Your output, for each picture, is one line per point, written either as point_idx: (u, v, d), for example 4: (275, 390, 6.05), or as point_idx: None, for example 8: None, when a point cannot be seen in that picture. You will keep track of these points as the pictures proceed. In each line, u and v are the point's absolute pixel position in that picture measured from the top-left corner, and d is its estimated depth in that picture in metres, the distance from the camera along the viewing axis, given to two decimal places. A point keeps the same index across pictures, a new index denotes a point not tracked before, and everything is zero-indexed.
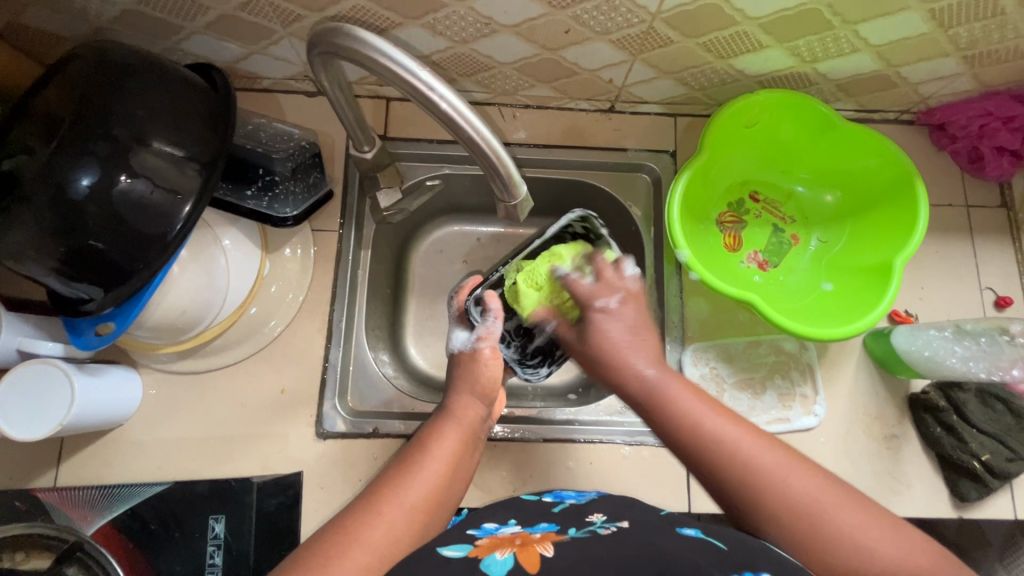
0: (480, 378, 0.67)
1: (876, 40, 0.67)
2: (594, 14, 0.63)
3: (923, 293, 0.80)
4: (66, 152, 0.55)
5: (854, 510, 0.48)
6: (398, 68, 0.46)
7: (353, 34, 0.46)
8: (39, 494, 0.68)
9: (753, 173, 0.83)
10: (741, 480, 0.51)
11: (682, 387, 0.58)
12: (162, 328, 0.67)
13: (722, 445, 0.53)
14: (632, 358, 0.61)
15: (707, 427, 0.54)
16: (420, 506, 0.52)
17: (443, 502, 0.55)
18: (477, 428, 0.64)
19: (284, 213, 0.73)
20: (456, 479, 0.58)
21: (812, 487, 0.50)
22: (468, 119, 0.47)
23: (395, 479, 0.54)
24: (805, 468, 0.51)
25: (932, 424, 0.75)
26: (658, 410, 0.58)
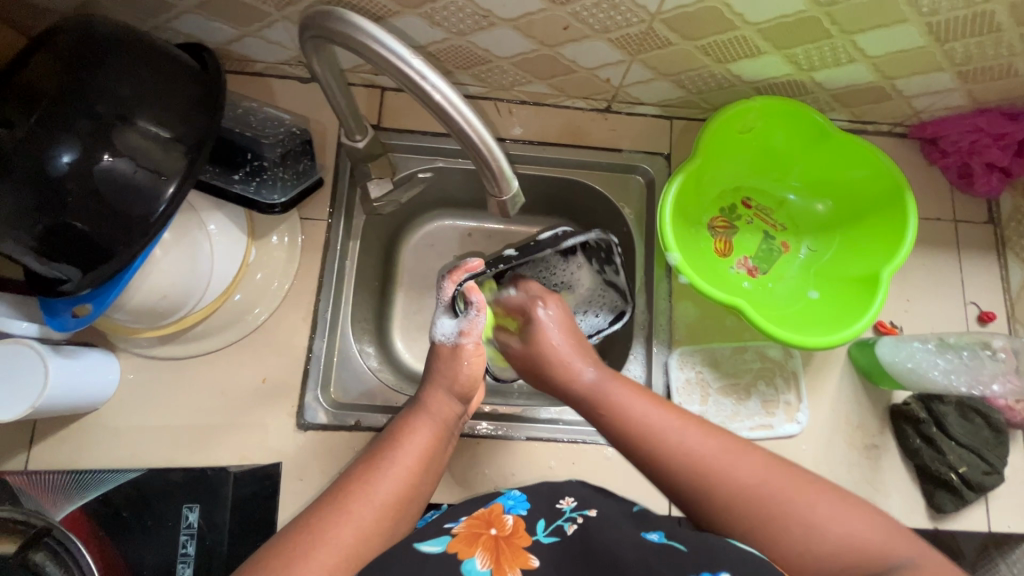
0: (458, 376, 0.65)
1: (872, 51, 0.67)
2: (593, 12, 0.63)
3: (909, 306, 0.81)
4: (47, 127, 0.53)
5: (808, 492, 0.49)
6: (393, 55, 0.45)
7: (346, 18, 0.45)
8: (6, 477, 0.67)
9: (745, 179, 0.84)
10: (687, 471, 0.52)
11: (623, 388, 0.60)
12: (141, 312, 0.66)
13: (663, 437, 0.54)
14: (569, 362, 0.64)
15: (651, 425, 0.55)
16: (387, 505, 0.50)
17: (417, 497, 0.53)
18: (451, 424, 0.63)
19: (272, 200, 0.72)
20: (429, 474, 0.56)
21: (760, 474, 0.50)
22: (462, 112, 0.46)
23: (363, 476, 0.52)
24: (752, 454, 0.52)
25: (912, 434, 0.76)
26: (607, 409, 0.59)
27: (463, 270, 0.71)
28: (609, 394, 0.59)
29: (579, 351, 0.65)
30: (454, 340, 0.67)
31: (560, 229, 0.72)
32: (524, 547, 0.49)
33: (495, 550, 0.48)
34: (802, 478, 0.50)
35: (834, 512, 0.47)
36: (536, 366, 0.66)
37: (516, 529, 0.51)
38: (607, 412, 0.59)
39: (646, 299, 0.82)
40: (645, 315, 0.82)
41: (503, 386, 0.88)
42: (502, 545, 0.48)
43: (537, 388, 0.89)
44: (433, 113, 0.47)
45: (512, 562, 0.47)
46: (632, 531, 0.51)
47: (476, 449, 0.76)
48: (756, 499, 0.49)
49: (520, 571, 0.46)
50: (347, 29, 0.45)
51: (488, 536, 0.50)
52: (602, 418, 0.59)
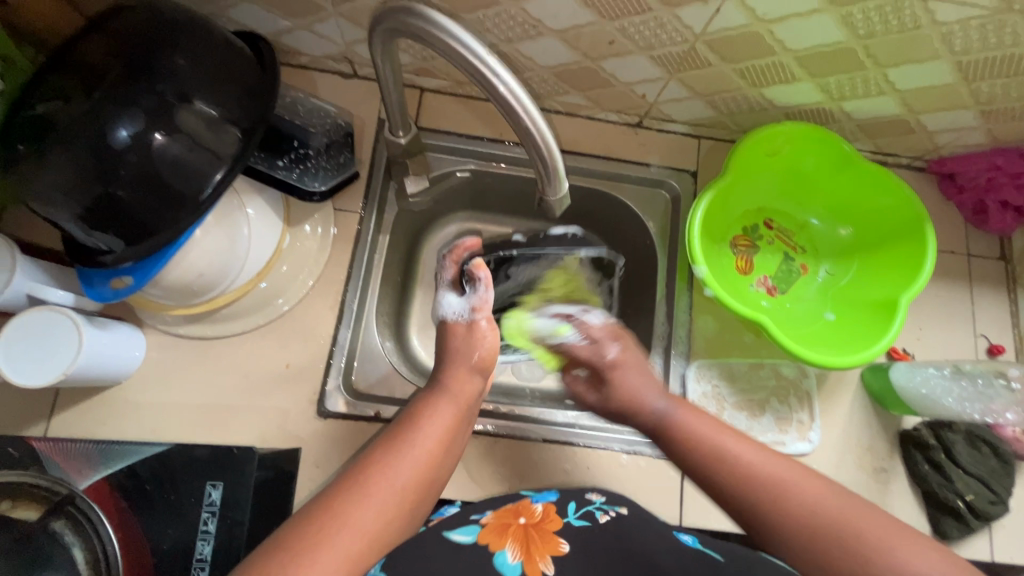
0: (475, 353, 0.67)
1: (903, 85, 0.69)
2: (640, 29, 0.65)
3: (921, 334, 0.82)
4: (111, 101, 0.55)
5: (865, 520, 0.50)
6: (468, 53, 0.47)
7: (424, 15, 0.47)
8: (33, 442, 0.66)
9: (769, 201, 0.86)
10: (753, 494, 0.54)
11: (693, 416, 0.64)
12: (176, 288, 0.67)
13: (736, 460, 0.57)
14: (646, 396, 0.68)
15: (717, 451, 0.59)
16: (409, 488, 0.51)
17: (433, 481, 0.54)
18: (472, 402, 0.64)
19: (312, 187, 0.74)
20: (446, 458, 0.56)
21: (824, 502, 0.52)
22: (527, 112, 0.48)
23: (384, 459, 0.52)
24: (813, 483, 0.54)
25: (920, 460, 0.77)
26: (675, 435, 0.63)
27: (463, 249, 0.75)
28: (677, 422, 0.64)
29: (652, 385, 0.69)
30: (469, 316, 0.71)
31: (572, 231, 0.87)
32: (553, 533, 0.52)
33: (526, 539, 0.51)
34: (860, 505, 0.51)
35: (899, 540, 0.48)
36: (620, 403, 0.70)
37: (547, 515, 0.55)
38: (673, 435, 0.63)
39: (665, 311, 0.83)
40: (664, 328, 0.83)
41: (517, 389, 0.89)
42: (531, 533, 0.51)
43: (550, 393, 0.91)
44: (500, 111, 0.49)
45: (541, 549, 0.49)
46: (665, 531, 0.55)
47: (492, 448, 0.76)
48: (825, 527, 0.50)
49: (550, 558, 0.49)
50: (426, 27, 0.47)
51: (517, 525, 0.53)
52: (677, 449, 0.62)
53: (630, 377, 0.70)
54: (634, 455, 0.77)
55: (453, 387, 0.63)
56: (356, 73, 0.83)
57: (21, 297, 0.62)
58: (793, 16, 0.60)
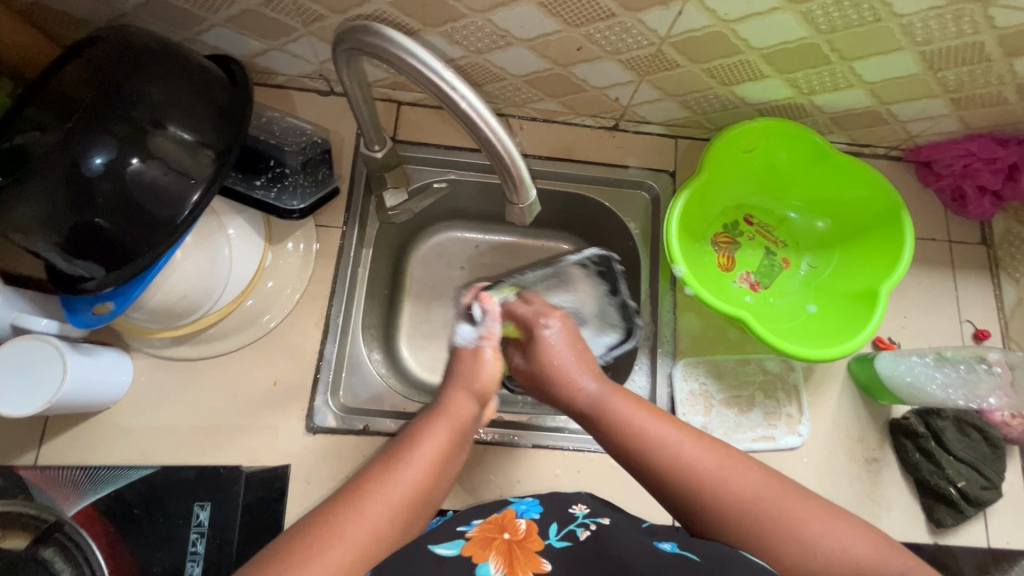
0: (478, 377, 0.66)
1: (870, 77, 0.70)
2: (606, 34, 0.66)
3: (906, 323, 0.83)
4: (84, 130, 0.55)
5: (797, 508, 0.50)
6: (427, 69, 0.48)
7: (383, 34, 0.48)
8: (20, 471, 0.67)
9: (747, 197, 0.86)
10: (685, 485, 0.53)
11: (623, 400, 0.61)
12: (159, 311, 0.67)
13: (650, 440, 0.56)
14: (571, 373, 0.66)
15: (647, 435, 0.57)
16: (402, 505, 0.49)
17: (430, 501, 0.52)
18: (467, 427, 0.61)
19: (291, 205, 0.74)
20: (444, 478, 0.55)
21: (753, 487, 0.51)
22: (490, 125, 0.49)
23: (381, 472, 0.51)
24: (747, 469, 0.53)
25: (911, 449, 0.77)
26: (603, 418, 0.61)
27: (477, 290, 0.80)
28: (609, 406, 0.61)
29: (582, 362, 0.67)
30: (479, 345, 0.70)
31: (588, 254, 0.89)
32: (536, 551, 0.51)
33: (509, 553, 0.51)
34: (795, 496, 0.51)
35: (825, 530, 0.48)
36: (541, 375, 0.68)
37: (529, 532, 0.54)
38: (612, 424, 0.60)
39: (650, 312, 0.84)
40: (651, 328, 0.83)
41: (508, 397, 0.90)
42: (515, 548, 0.51)
43: None
44: (463, 125, 0.50)
45: (524, 565, 0.49)
46: (645, 541, 0.53)
47: (482, 456, 0.77)
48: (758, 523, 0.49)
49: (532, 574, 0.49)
50: (386, 46, 0.48)
51: (501, 540, 0.53)
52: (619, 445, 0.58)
53: (557, 344, 0.68)
54: None
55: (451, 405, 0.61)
56: (333, 90, 0.84)
57: (5, 327, 0.63)
58: (754, 15, 0.61)
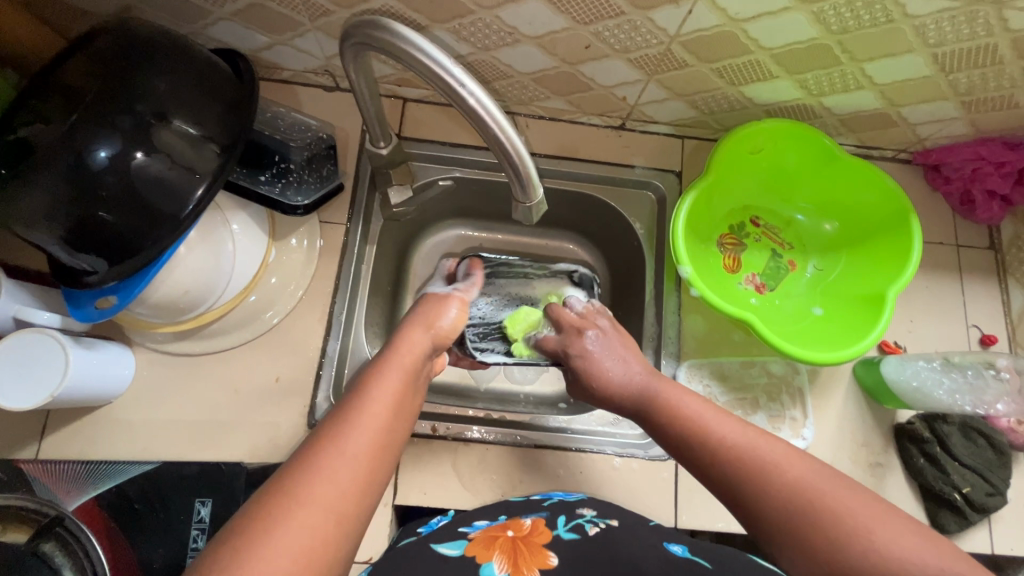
0: (437, 323, 0.64)
1: (880, 78, 0.69)
2: (615, 32, 0.65)
3: (912, 327, 0.82)
4: (89, 122, 0.55)
5: (864, 506, 0.44)
6: (436, 65, 0.47)
7: (392, 29, 0.47)
8: (21, 465, 0.67)
9: (754, 198, 0.86)
10: (742, 476, 0.49)
11: (687, 394, 0.60)
12: (162, 306, 0.67)
13: (710, 433, 0.54)
14: (625, 375, 0.65)
15: (707, 432, 0.55)
16: (365, 454, 0.44)
17: (393, 445, 0.47)
18: (421, 364, 0.58)
19: (295, 201, 0.73)
20: (405, 419, 0.50)
21: (818, 488, 0.46)
22: (500, 125, 0.49)
23: (341, 421, 0.46)
24: (810, 468, 0.48)
25: (915, 453, 0.76)
26: (663, 413, 0.60)
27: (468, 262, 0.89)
28: (674, 401, 0.60)
29: (638, 364, 0.66)
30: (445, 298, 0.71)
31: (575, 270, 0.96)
32: (542, 546, 0.52)
33: (514, 552, 0.51)
34: (871, 500, 0.44)
35: (904, 538, 0.42)
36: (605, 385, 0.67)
37: (535, 528, 0.55)
38: (671, 420, 0.58)
39: (655, 313, 0.83)
40: (655, 328, 0.83)
41: (510, 396, 0.90)
42: (519, 546, 0.52)
43: (543, 398, 0.91)
44: (472, 124, 0.49)
45: (530, 561, 0.50)
46: (655, 542, 0.54)
47: (484, 455, 0.76)
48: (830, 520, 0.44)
49: (539, 570, 0.49)
50: (395, 41, 0.47)
51: (507, 538, 0.53)
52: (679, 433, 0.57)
53: (599, 355, 0.68)
54: (628, 458, 0.77)
55: (406, 347, 0.58)
56: (338, 86, 0.83)
57: (7, 320, 0.63)
58: (765, 15, 0.60)
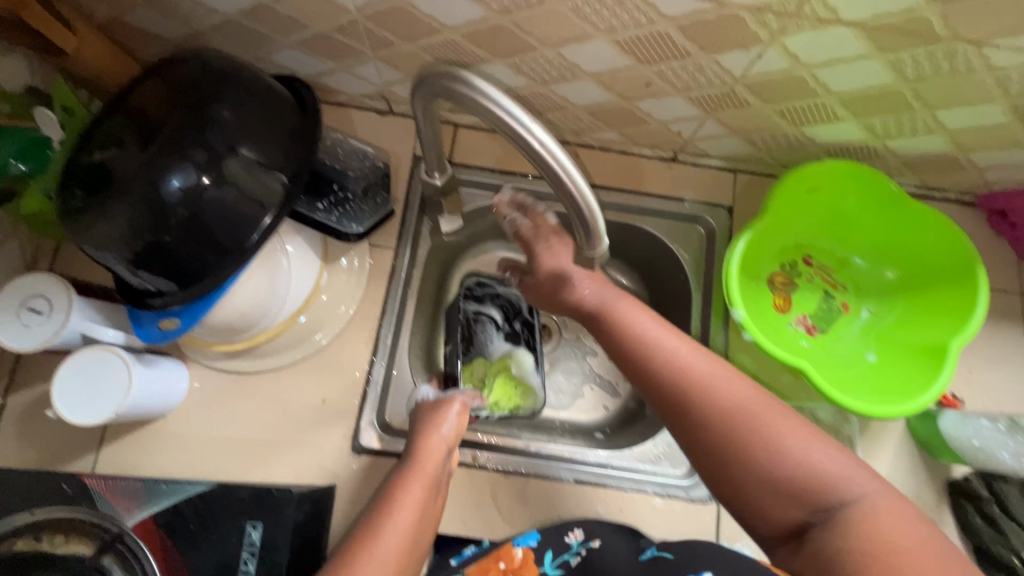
0: (442, 427, 0.67)
1: (952, 125, 0.67)
2: (678, 72, 0.64)
3: (970, 378, 0.79)
4: (167, 154, 0.57)
5: (829, 456, 0.51)
6: (513, 120, 0.47)
7: (471, 82, 0.48)
8: (85, 478, 0.62)
9: (808, 237, 0.83)
10: (718, 422, 0.53)
11: (667, 334, 0.60)
12: (219, 327, 0.68)
13: (686, 376, 0.56)
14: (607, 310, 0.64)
15: (690, 374, 0.56)
16: (392, 563, 0.53)
17: (415, 551, 0.57)
18: (439, 475, 0.64)
19: (351, 228, 0.75)
20: (424, 527, 0.59)
21: (792, 437, 0.52)
22: (571, 178, 0.48)
23: (369, 535, 0.54)
24: (784, 416, 0.53)
25: (971, 512, 0.74)
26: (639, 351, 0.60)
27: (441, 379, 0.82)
28: (652, 341, 0.60)
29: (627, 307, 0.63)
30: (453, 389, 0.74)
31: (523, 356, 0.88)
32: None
33: None
34: (844, 459, 0.51)
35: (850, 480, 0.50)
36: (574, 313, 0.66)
37: (524, 562, 0.65)
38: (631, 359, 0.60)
39: None
40: None
41: (547, 422, 0.90)
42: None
43: (579, 427, 0.90)
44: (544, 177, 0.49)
45: None
46: (631, 551, 0.65)
47: (523, 487, 0.76)
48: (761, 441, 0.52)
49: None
50: (476, 97, 0.47)
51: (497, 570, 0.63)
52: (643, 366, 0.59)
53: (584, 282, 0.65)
54: (668, 499, 0.76)
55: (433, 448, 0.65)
56: (392, 109, 0.84)
57: (76, 336, 0.65)
58: (838, 62, 0.59)
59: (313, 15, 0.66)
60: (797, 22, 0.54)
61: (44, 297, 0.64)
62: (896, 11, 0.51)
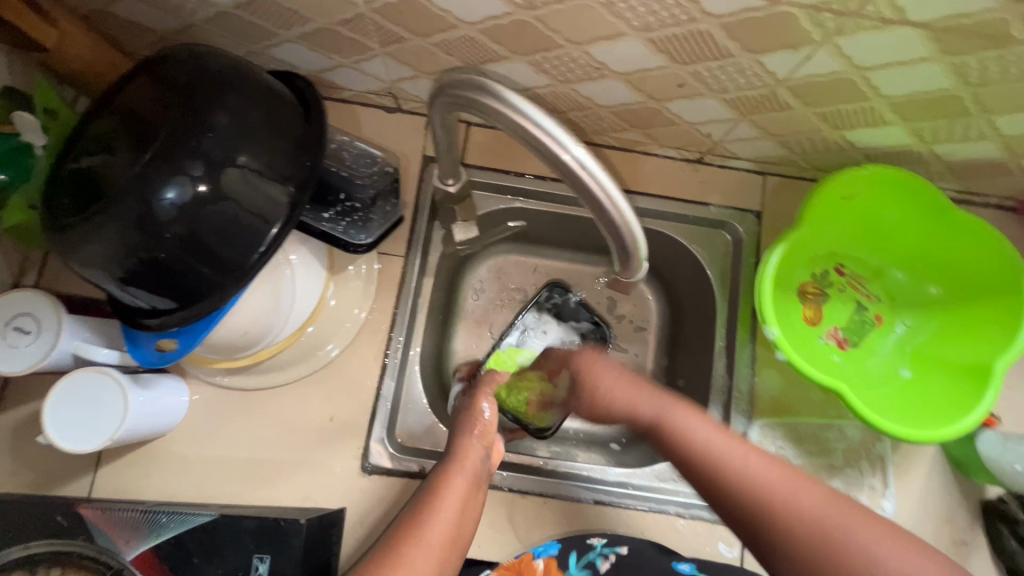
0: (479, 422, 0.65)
1: (1008, 131, 0.62)
2: (716, 73, 0.59)
3: (1009, 394, 0.75)
4: (157, 164, 0.51)
5: (871, 527, 0.47)
6: (550, 138, 0.43)
7: (501, 95, 0.43)
8: (81, 509, 0.58)
9: (842, 245, 0.79)
10: (753, 502, 0.50)
11: (689, 413, 0.57)
12: (221, 345, 0.64)
13: (721, 464, 0.53)
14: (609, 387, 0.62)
15: (722, 462, 0.53)
16: (439, 546, 0.51)
17: (457, 541, 0.53)
18: (480, 471, 0.60)
19: (358, 239, 0.68)
20: (466, 529, 0.55)
21: (817, 501, 0.49)
22: (618, 207, 0.45)
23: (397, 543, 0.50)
24: (810, 484, 0.50)
25: (1006, 535, 0.71)
26: (664, 435, 0.56)
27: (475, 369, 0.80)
28: (669, 423, 0.57)
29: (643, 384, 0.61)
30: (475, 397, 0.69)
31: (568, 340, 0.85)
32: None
33: None
34: (882, 523, 0.48)
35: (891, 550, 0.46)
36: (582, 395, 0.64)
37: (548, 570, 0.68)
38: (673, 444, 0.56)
39: (725, 364, 0.78)
40: (723, 381, 0.78)
41: (561, 431, 0.86)
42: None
43: (593, 436, 0.86)
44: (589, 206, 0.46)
45: None
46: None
47: (541, 507, 0.73)
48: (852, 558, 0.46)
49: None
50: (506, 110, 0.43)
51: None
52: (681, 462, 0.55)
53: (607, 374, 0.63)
54: (692, 520, 0.73)
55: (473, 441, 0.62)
56: (400, 107, 0.79)
57: (68, 356, 0.61)
58: (895, 64, 0.53)
59: (316, 8, 0.60)
60: (856, 22, 0.49)
61: (33, 316, 0.60)
62: (970, 11, 0.46)
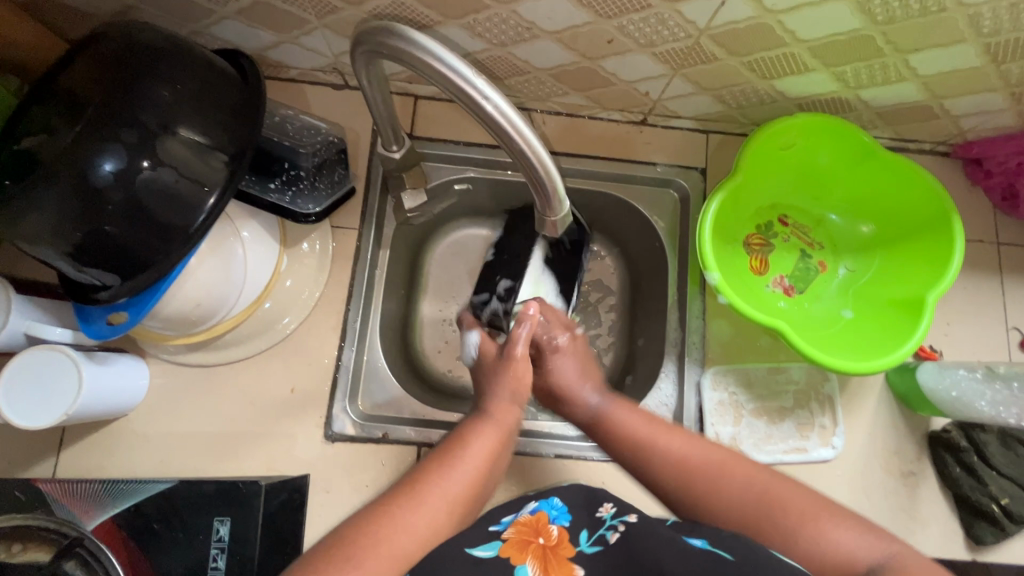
0: (515, 380, 0.65)
1: (924, 70, 0.65)
2: (640, 26, 0.61)
3: (948, 331, 0.78)
4: (92, 134, 0.52)
5: (823, 515, 0.50)
6: (460, 78, 0.46)
7: (408, 37, 0.46)
8: (39, 484, 0.62)
9: (783, 196, 0.82)
10: (685, 478, 0.56)
11: (623, 407, 0.66)
12: (174, 319, 0.65)
13: (652, 445, 0.60)
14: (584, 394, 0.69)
15: (656, 442, 0.60)
16: (462, 498, 0.51)
17: (479, 498, 0.54)
18: (511, 428, 0.62)
19: (307, 209, 0.73)
20: (491, 476, 0.56)
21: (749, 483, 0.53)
22: (540, 158, 0.49)
23: (435, 470, 0.52)
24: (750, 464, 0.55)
25: (951, 462, 0.74)
26: (607, 428, 0.64)
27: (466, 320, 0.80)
28: (614, 415, 0.65)
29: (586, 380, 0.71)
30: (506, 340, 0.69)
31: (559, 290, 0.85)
32: (568, 557, 0.51)
33: (545, 559, 0.51)
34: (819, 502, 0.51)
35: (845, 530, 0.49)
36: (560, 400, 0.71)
37: (562, 538, 0.54)
38: (617, 440, 0.63)
39: (678, 318, 0.80)
40: (678, 334, 0.80)
41: None
42: (550, 553, 0.51)
43: None
44: (517, 158, 0.50)
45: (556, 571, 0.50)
46: (675, 537, 0.51)
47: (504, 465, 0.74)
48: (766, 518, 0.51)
49: None
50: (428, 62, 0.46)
51: (536, 544, 0.53)
52: (621, 449, 0.62)
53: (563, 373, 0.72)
54: None
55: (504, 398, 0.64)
56: (346, 83, 0.80)
57: (19, 336, 0.62)
58: (805, 6, 0.56)
59: None
60: None
61: None
62: None
